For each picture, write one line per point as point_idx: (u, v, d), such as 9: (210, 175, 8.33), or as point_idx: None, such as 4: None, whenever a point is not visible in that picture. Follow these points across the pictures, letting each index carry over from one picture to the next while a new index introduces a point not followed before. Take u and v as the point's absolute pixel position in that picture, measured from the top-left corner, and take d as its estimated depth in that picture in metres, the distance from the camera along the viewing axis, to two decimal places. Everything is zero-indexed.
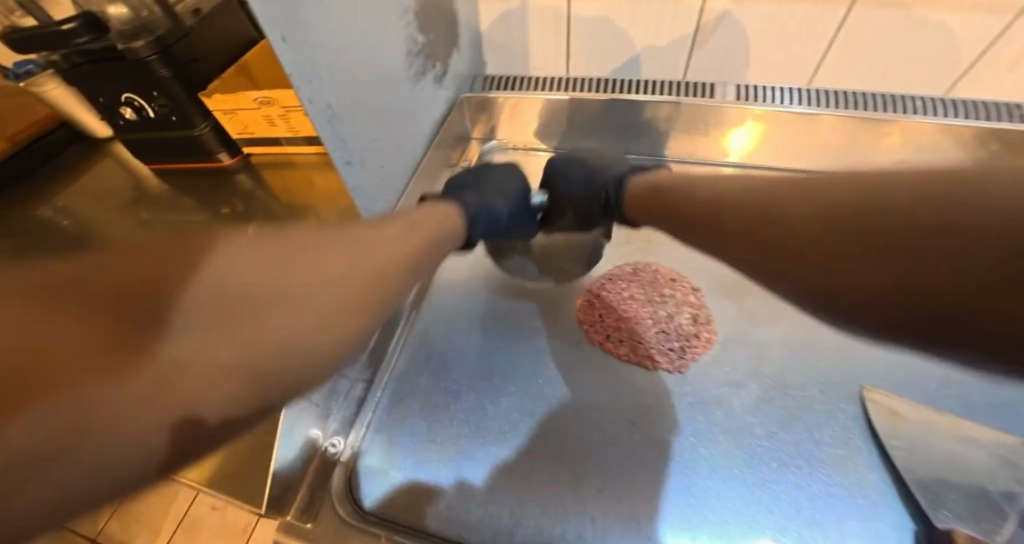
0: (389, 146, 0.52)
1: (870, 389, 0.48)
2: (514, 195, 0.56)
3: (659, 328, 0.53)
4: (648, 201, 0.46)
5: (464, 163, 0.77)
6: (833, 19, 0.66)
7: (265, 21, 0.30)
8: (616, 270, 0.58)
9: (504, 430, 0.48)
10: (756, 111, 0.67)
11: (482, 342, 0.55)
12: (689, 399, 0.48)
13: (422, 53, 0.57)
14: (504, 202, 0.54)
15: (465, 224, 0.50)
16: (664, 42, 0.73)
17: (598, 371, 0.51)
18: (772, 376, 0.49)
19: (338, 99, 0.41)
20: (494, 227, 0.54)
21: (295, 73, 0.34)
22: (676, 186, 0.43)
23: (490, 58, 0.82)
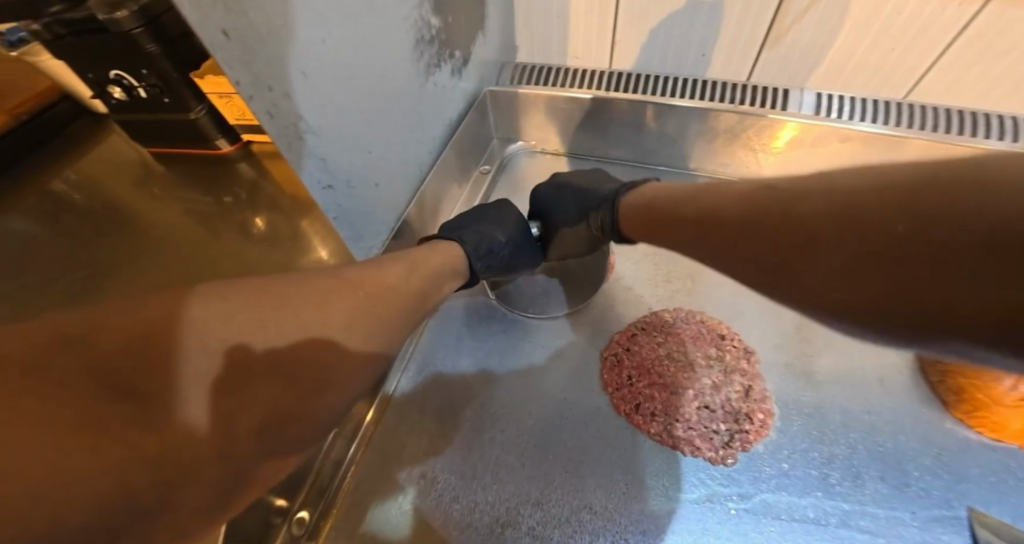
0: (386, 158, 0.43)
1: (983, 515, 0.37)
2: (513, 220, 0.46)
3: (701, 403, 0.43)
4: (638, 215, 0.39)
5: (485, 166, 0.67)
6: (953, 20, 0.49)
7: (190, 11, 0.21)
8: (651, 318, 0.48)
9: (503, 517, 0.40)
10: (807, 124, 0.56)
11: (485, 397, 0.46)
12: (738, 506, 0.39)
13: (437, 40, 0.47)
14: (505, 234, 0.45)
15: (462, 261, 0.42)
16: (729, 37, 0.58)
17: (624, 450, 0.42)
18: (846, 481, 0.39)
19: (312, 107, 0.32)
20: (497, 261, 0.44)
21: (245, 79, 0.26)
22: (659, 198, 0.37)
23: (522, 43, 0.69)
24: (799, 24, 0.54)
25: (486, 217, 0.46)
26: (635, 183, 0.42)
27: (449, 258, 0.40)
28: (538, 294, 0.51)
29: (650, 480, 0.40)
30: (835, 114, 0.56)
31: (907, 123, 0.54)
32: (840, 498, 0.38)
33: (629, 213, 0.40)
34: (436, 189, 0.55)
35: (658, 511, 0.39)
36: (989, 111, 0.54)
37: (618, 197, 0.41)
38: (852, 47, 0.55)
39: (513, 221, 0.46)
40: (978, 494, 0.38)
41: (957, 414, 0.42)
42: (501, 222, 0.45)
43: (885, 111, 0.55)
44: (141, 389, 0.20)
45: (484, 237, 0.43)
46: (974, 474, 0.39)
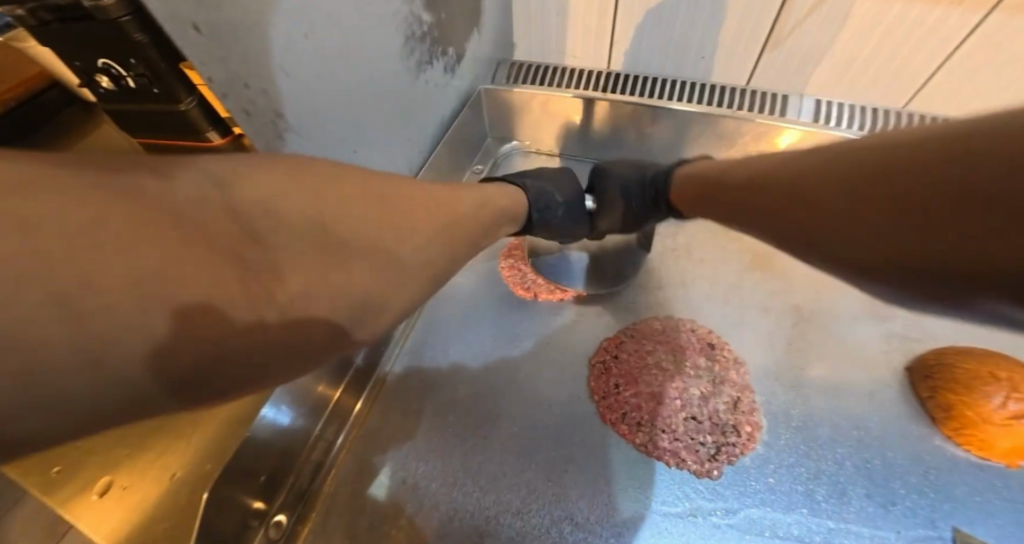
0: (373, 158, 0.42)
1: (967, 535, 0.36)
2: (566, 180, 0.46)
3: (688, 414, 0.42)
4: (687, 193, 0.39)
5: (479, 166, 0.66)
6: (954, 30, 0.48)
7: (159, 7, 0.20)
8: (641, 326, 0.48)
9: (484, 525, 0.39)
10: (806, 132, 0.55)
11: (470, 402, 0.45)
12: (721, 520, 0.38)
13: (429, 36, 0.46)
14: (562, 193, 0.44)
15: (524, 208, 0.41)
16: (728, 41, 0.57)
17: (608, 460, 0.41)
18: (832, 498, 0.39)
19: (292, 104, 0.31)
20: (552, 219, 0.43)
21: (219, 76, 0.25)
22: (712, 170, 0.36)
23: (519, 41, 0.68)
24: (799, 30, 0.54)
25: (543, 174, 0.45)
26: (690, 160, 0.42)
27: (510, 201, 0.39)
28: (570, 269, 0.50)
29: (633, 492, 0.39)
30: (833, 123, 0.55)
31: None
32: (825, 515, 0.38)
33: (682, 184, 0.39)
34: None
35: (640, 523, 0.38)
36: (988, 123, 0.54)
37: (675, 169, 0.41)
38: (853, 54, 0.54)
39: (571, 186, 0.45)
40: (963, 513, 0.38)
41: (945, 431, 0.41)
42: (559, 181, 0.45)
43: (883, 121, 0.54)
44: (218, 252, 0.18)
45: (545, 191, 0.42)
46: (960, 492, 0.39)
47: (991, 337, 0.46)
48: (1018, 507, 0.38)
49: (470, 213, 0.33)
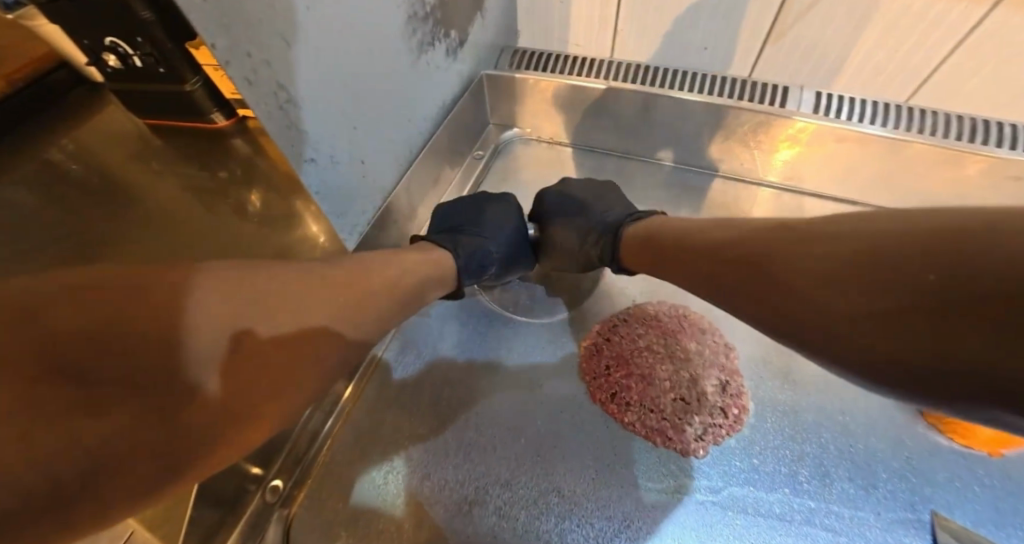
0: (373, 136, 0.43)
1: (944, 518, 0.37)
2: (505, 225, 0.46)
3: (676, 395, 0.43)
4: (637, 247, 0.40)
5: (480, 151, 0.67)
6: (957, 24, 0.48)
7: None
8: (633, 310, 0.48)
9: (473, 497, 0.40)
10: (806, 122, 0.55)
11: (464, 379, 0.46)
12: (704, 498, 0.39)
13: (432, 17, 0.46)
14: (498, 245, 0.45)
15: (453, 273, 0.42)
16: (731, 30, 0.58)
17: (595, 438, 0.42)
18: (814, 479, 0.39)
19: (293, 76, 0.32)
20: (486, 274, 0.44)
21: (222, 43, 0.25)
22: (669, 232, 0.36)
23: (523, 28, 0.69)
24: (802, 20, 0.53)
25: (484, 223, 0.46)
26: (642, 215, 0.42)
27: (439, 266, 0.40)
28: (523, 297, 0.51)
29: (619, 468, 0.40)
30: (833, 115, 0.55)
31: (904, 126, 0.53)
32: (807, 495, 0.39)
33: (631, 244, 0.41)
34: (426, 171, 0.55)
35: (625, 498, 0.39)
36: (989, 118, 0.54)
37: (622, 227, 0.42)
38: (857, 45, 0.54)
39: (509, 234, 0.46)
40: (943, 499, 0.38)
41: (930, 420, 0.41)
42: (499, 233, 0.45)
43: (883, 112, 0.54)
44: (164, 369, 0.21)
45: (478, 249, 0.43)
46: (941, 479, 0.39)
47: None
48: (998, 495, 0.38)
49: (396, 283, 0.35)
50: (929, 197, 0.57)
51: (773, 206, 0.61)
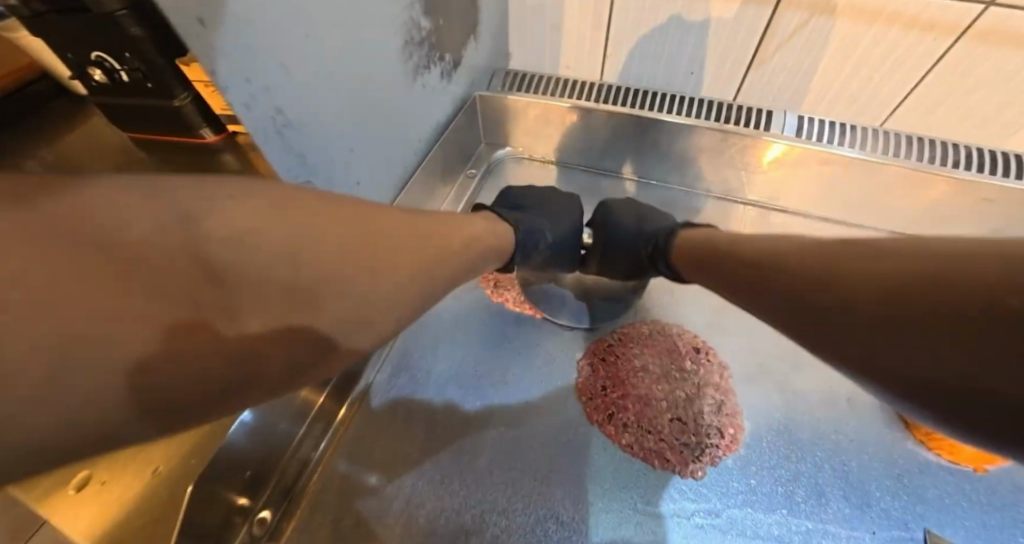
0: (369, 158, 0.43)
1: (937, 537, 0.38)
2: (565, 220, 0.45)
3: (673, 415, 0.43)
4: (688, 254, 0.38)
5: (472, 170, 0.67)
6: (928, 55, 0.51)
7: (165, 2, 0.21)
8: (628, 329, 0.49)
9: (470, 525, 0.39)
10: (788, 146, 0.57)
11: (459, 402, 0.46)
12: (702, 520, 0.39)
13: (427, 41, 0.47)
14: (552, 232, 0.44)
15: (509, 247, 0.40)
16: (717, 56, 0.60)
17: (594, 462, 0.42)
18: (810, 498, 0.40)
19: (291, 101, 0.31)
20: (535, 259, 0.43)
21: (221, 70, 0.25)
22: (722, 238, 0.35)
23: (515, 50, 0.70)
24: (785, 48, 0.56)
25: (542, 210, 0.45)
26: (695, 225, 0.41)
27: (496, 237, 0.38)
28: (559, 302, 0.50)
29: (618, 491, 0.40)
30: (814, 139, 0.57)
31: (880, 150, 0.55)
32: (803, 516, 0.39)
33: (683, 244, 0.39)
34: (420, 191, 0.55)
35: (623, 522, 0.39)
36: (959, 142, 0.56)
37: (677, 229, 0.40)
38: (835, 75, 0.57)
39: (566, 226, 0.45)
40: (935, 516, 0.39)
41: (917, 436, 0.42)
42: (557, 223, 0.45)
43: (860, 137, 0.56)
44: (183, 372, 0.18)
45: (536, 231, 0.42)
46: (931, 495, 0.40)
47: None
48: (985, 510, 0.39)
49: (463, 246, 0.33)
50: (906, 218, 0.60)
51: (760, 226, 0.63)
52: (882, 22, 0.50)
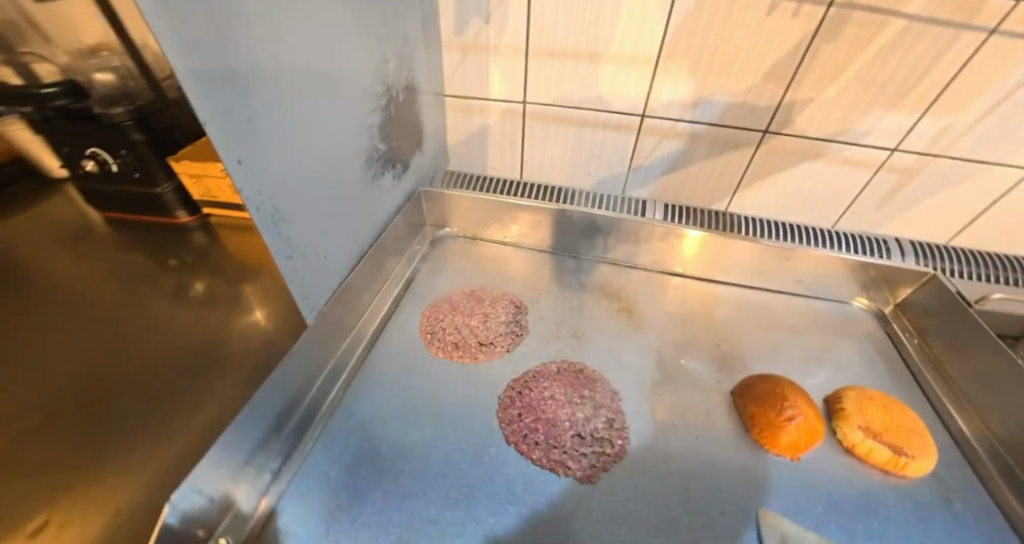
0: (337, 240, 0.56)
1: (765, 511, 0.50)
2: None
3: (575, 431, 0.55)
4: None
5: (417, 247, 0.81)
6: (732, 161, 0.82)
7: (218, 139, 0.35)
8: (541, 368, 0.61)
9: (408, 536, 0.46)
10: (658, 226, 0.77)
11: (397, 438, 0.54)
12: (596, 513, 0.49)
13: (383, 157, 0.64)
14: None
15: None
16: (605, 160, 0.87)
17: (509, 474, 0.51)
18: (678, 492, 0.51)
19: (286, 204, 0.45)
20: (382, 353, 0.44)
21: (245, 187, 0.39)
22: None
23: (452, 155, 0.91)
24: (648, 158, 0.85)
25: None
26: None
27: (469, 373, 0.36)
28: None
29: (532, 496, 0.49)
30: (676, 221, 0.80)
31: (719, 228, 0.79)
32: (673, 505, 0.50)
33: None
34: (374, 263, 0.67)
35: (538, 525, 0.47)
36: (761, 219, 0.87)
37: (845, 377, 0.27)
38: (678, 172, 0.86)
39: None
40: (765, 497, 0.52)
41: (752, 434, 0.57)
42: None
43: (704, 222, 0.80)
44: None
45: None
46: (764, 481, 0.53)
47: (779, 365, 0.67)
48: (795, 487, 0.53)
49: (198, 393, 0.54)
50: (743, 275, 0.79)
51: (643, 284, 0.79)
52: (691, 141, 0.81)
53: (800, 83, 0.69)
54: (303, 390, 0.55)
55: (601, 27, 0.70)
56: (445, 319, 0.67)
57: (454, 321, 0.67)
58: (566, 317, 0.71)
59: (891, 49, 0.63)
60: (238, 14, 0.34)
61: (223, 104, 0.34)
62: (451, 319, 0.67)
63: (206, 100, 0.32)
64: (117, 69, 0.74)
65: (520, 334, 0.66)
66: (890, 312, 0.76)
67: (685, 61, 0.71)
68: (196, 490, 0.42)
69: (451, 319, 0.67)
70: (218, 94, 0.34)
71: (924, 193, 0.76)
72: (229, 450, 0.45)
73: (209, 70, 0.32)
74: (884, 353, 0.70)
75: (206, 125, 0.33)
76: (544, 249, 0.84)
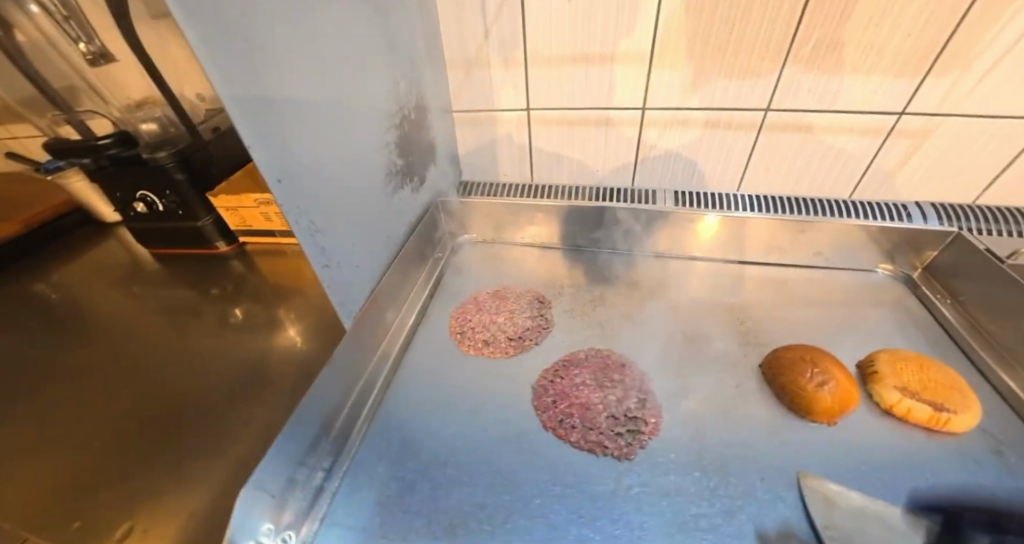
0: (366, 250, 0.60)
1: (806, 475, 0.50)
2: None
3: (609, 413, 0.56)
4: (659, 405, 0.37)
5: (440, 255, 0.85)
6: (738, 142, 0.83)
7: (260, 160, 0.39)
8: (570, 356, 0.64)
9: (455, 521, 0.48)
10: (669, 211, 0.79)
11: (438, 431, 0.56)
12: (635, 488, 0.50)
13: (401, 171, 0.68)
14: None
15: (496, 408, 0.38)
16: (612, 156, 0.89)
17: (548, 456, 0.53)
18: (715, 463, 0.52)
19: (322, 218, 0.49)
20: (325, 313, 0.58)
21: (286, 202, 0.43)
22: None
23: (465, 167, 0.96)
24: (654, 148, 0.87)
25: None
26: None
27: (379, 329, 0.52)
28: None
29: (573, 476, 0.51)
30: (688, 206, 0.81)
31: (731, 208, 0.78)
32: (711, 475, 0.51)
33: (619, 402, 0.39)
34: (402, 272, 0.71)
35: (580, 503, 0.49)
36: (775, 195, 0.87)
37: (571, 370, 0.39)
38: (685, 160, 0.87)
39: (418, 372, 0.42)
40: (806, 462, 0.52)
41: (786, 404, 0.57)
42: None
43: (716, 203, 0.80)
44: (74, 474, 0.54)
45: None
46: (802, 446, 0.53)
47: (807, 334, 0.67)
48: (835, 450, 0.53)
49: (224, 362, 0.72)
50: (761, 251, 0.79)
51: (663, 270, 0.80)
52: (694, 129, 0.82)
53: (793, 58, 0.71)
54: (346, 394, 0.58)
55: (593, 30, 0.74)
56: (472, 319, 0.70)
57: (481, 319, 0.70)
58: (590, 307, 0.73)
59: (879, 16, 0.64)
60: (265, 51, 0.39)
61: (261, 130, 0.39)
62: (479, 319, 0.70)
63: (241, 122, 0.37)
64: (158, 118, 0.82)
65: (545, 327, 0.68)
66: (919, 276, 0.74)
67: (678, 52, 0.74)
68: (258, 487, 0.45)
69: (479, 319, 0.70)
70: (255, 120, 0.38)
71: (942, 152, 0.75)
72: (284, 447, 0.49)
73: (245, 99, 0.37)
74: (916, 316, 0.69)
75: (247, 148, 0.38)
76: (562, 247, 0.86)
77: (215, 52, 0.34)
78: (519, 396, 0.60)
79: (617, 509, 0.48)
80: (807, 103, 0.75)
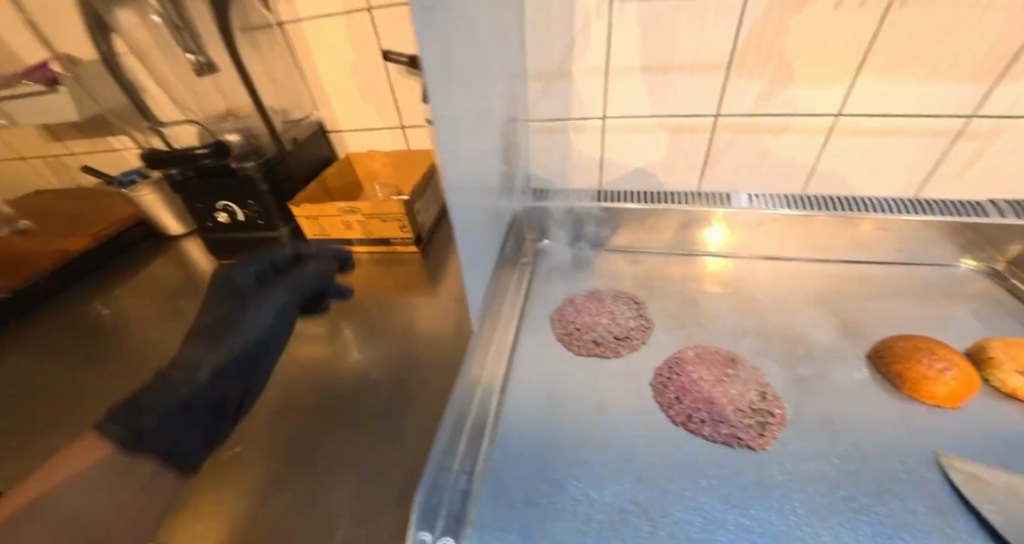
0: (485, 252, 0.62)
1: (944, 456, 0.51)
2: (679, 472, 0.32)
3: (735, 406, 0.57)
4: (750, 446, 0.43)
5: (523, 259, 0.86)
6: (809, 146, 0.86)
7: (445, 164, 0.41)
8: (680, 353, 0.65)
9: (611, 514, 0.48)
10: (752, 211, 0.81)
11: (569, 429, 0.57)
12: (780, 475, 0.51)
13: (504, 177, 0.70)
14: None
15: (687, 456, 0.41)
16: (683, 161, 0.92)
17: (686, 449, 0.54)
18: (851, 449, 0.53)
19: (469, 221, 0.51)
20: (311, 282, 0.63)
21: (455, 205, 0.45)
22: None
23: (535, 175, 0.98)
24: (724, 153, 0.90)
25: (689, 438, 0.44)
26: None
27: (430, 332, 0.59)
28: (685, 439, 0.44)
29: (716, 467, 0.52)
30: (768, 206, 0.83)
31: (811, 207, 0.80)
32: (851, 461, 0.52)
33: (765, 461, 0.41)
34: (502, 275, 0.73)
35: (731, 492, 0.49)
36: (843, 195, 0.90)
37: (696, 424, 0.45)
38: (754, 163, 0.91)
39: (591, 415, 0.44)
40: (941, 446, 0.53)
41: (905, 392, 0.59)
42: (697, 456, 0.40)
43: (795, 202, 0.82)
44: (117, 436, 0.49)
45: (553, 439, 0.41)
46: (933, 430, 0.54)
47: (905, 326, 0.69)
48: (965, 434, 0.54)
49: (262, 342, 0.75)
50: (840, 249, 0.82)
51: (745, 269, 0.83)
52: (766, 133, 0.86)
53: (869, 65, 0.75)
54: (472, 395, 0.59)
55: (675, 42, 0.77)
56: (574, 322, 0.71)
57: (583, 321, 0.71)
58: (685, 306, 0.75)
59: (957, 24, 0.68)
60: (449, 61, 0.41)
61: (447, 136, 0.41)
62: (581, 321, 0.71)
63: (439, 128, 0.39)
64: (243, 130, 0.84)
65: (647, 326, 0.70)
66: (1003, 269, 0.77)
67: (756, 61, 0.77)
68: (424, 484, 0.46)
69: (582, 321, 0.71)
70: (444, 126, 0.40)
71: (1011, 151, 0.79)
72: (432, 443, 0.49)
73: (440, 106, 0.39)
74: (1004, 307, 0.72)
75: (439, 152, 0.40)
76: (642, 249, 0.88)
77: (431, 61, 0.36)
78: (641, 392, 0.61)
79: (770, 497, 0.49)
80: (880, 107, 0.79)
